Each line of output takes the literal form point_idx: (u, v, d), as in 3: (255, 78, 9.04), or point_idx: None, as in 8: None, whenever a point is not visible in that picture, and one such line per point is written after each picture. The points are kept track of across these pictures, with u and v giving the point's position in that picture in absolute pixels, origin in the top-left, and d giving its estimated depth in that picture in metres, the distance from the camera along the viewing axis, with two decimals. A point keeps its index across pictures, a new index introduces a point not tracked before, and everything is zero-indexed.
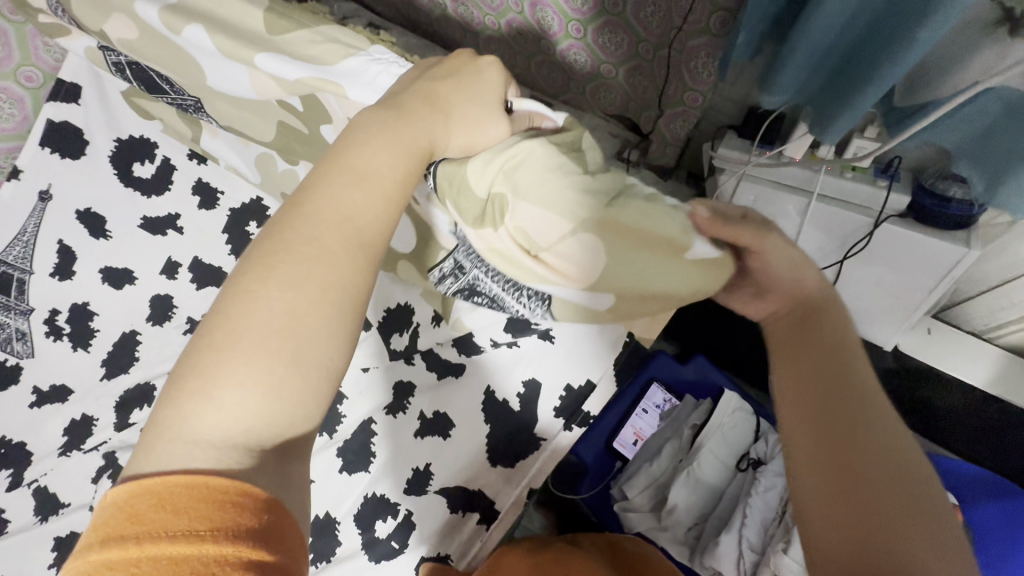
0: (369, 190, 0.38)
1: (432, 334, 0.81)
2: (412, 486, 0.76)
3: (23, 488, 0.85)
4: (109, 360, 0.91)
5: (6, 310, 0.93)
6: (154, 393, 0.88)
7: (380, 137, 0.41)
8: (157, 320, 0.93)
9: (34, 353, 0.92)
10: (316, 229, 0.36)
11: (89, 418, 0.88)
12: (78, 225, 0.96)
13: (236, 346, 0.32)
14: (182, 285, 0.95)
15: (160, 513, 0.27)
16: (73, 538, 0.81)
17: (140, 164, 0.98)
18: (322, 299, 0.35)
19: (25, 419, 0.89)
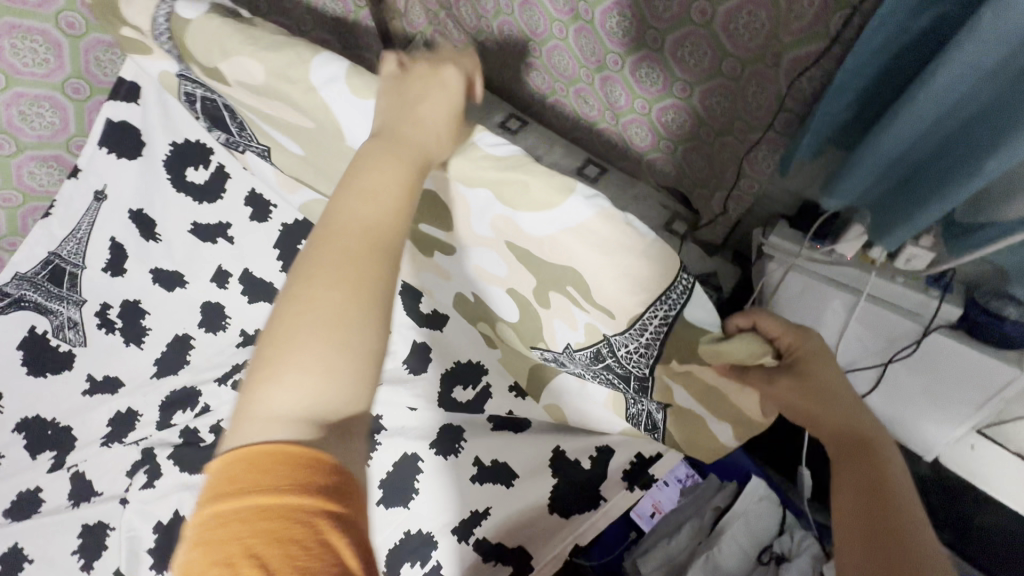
0: (380, 197, 0.43)
1: (506, 400, 0.86)
2: (460, 527, 0.79)
3: (62, 472, 0.89)
4: (163, 358, 0.96)
5: (59, 300, 0.96)
6: (198, 398, 0.92)
7: (381, 156, 0.46)
8: (211, 328, 0.98)
9: (88, 342, 0.96)
10: (341, 242, 0.41)
11: (135, 411, 0.93)
12: (131, 226, 0.98)
13: (281, 347, 0.38)
14: (233, 294, 0.99)
15: (254, 471, 0.32)
16: (100, 529, 0.84)
17: (194, 170, 0.97)
18: (357, 296, 0.40)
19: (75, 403, 0.93)
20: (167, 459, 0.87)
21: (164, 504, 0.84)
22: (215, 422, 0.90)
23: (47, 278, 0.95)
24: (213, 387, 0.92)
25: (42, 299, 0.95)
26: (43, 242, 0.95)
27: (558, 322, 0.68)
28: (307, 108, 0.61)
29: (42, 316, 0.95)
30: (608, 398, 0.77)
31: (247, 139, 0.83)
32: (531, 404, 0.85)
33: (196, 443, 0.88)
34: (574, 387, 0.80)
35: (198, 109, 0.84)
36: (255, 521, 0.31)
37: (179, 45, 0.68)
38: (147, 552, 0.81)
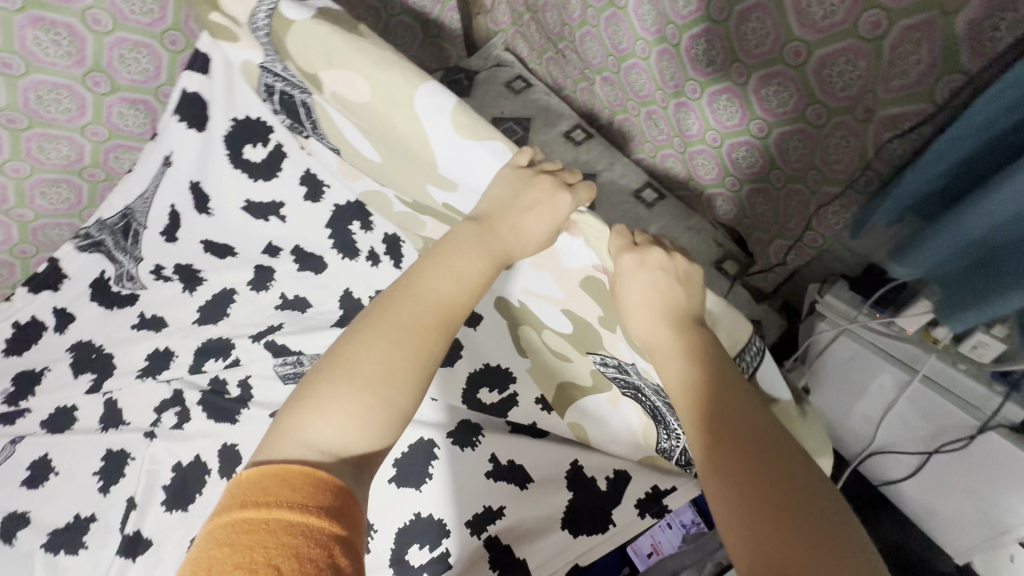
0: (455, 282, 0.52)
1: (533, 411, 0.88)
2: (474, 521, 0.81)
3: (98, 395, 0.94)
4: (206, 307, 1.00)
5: (123, 251, 1.02)
6: (232, 350, 0.96)
7: (462, 246, 0.54)
8: (257, 287, 1.01)
9: (148, 289, 1.02)
10: (413, 312, 0.49)
11: (172, 351, 0.97)
12: (190, 198, 1.03)
13: (333, 385, 0.45)
14: (284, 263, 1.03)
15: (281, 488, 0.37)
16: (122, 456, 0.88)
17: (253, 146, 0.99)
18: (409, 363, 0.47)
19: (122, 334, 0.99)
20: (196, 404, 0.91)
21: (188, 447, 0.88)
22: (243, 376, 0.93)
23: (120, 231, 1.02)
24: (247, 343, 0.96)
25: (111, 249, 1.02)
26: (126, 196, 1.02)
27: (621, 346, 0.66)
28: (397, 131, 0.64)
29: (110, 262, 1.02)
30: (640, 423, 0.78)
31: (315, 133, 0.86)
32: (556, 419, 0.87)
33: (223, 394, 0.92)
34: (604, 405, 0.82)
35: (276, 104, 0.87)
36: (277, 534, 0.34)
37: (280, 53, 0.72)
38: (163, 488, 0.85)
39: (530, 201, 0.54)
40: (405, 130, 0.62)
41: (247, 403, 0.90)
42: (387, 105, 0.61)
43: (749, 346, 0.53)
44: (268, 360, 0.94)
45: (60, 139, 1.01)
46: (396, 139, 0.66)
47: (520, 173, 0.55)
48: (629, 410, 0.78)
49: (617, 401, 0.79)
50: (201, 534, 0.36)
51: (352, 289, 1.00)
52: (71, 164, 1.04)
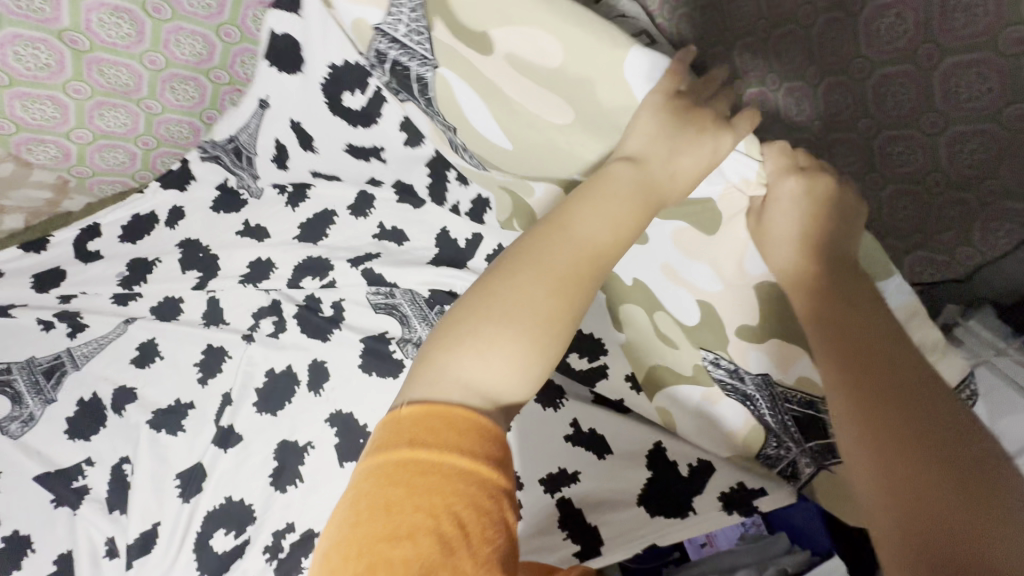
0: (612, 220, 0.44)
1: (620, 388, 0.87)
2: (547, 480, 0.82)
3: (201, 292, 0.98)
4: (308, 226, 1.02)
5: (241, 167, 1.07)
6: (328, 272, 0.97)
7: (621, 183, 0.46)
8: (356, 212, 1.01)
9: (262, 198, 1.06)
10: (562, 254, 0.42)
11: (273, 264, 1.00)
12: (292, 134, 0.99)
13: (484, 324, 0.39)
14: (384, 192, 1.00)
15: (450, 431, 0.35)
16: (220, 353, 0.92)
17: (350, 94, 0.89)
18: (564, 307, 0.40)
19: (226, 239, 1.03)
20: (292, 316, 0.94)
21: (281, 355, 0.91)
22: (337, 299, 0.95)
23: (233, 153, 1.06)
24: (345, 268, 0.97)
25: (230, 167, 1.07)
26: (235, 121, 1.03)
27: (756, 355, 0.66)
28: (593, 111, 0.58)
29: (230, 173, 1.07)
30: (738, 424, 0.76)
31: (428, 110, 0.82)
32: (644, 400, 0.85)
33: (316, 312, 0.94)
34: (697, 402, 0.80)
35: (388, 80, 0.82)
36: (452, 482, 0.33)
37: (429, 17, 0.64)
38: (256, 390, 0.89)
39: (693, 146, 0.49)
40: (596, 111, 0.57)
41: (339, 324, 0.93)
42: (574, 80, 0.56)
43: (963, 386, 0.55)
44: (362, 288, 0.95)
45: (196, 36, 0.98)
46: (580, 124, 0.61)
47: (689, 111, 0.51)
48: (727, 410, 0.76)
49: (715, 399, 0.77)
50: (369, 462, 0.35)
51: (449, 229, 0.96)
52: (201, 63, 1.02)
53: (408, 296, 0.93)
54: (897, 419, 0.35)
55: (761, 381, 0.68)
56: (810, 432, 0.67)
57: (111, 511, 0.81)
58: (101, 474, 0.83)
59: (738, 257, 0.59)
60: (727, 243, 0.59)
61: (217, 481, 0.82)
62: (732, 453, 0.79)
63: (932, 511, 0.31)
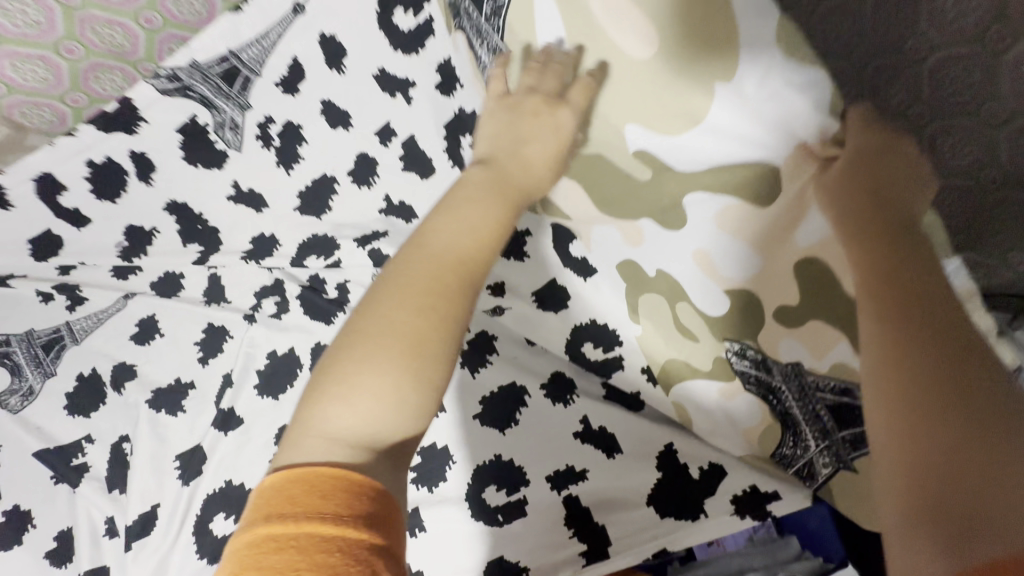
0: (466, 233, 0.50)
1: (636, 382, 0.84)
2: (555, 477, 0.79)
3: (203, 269, 0.95)
4: (307, 196, 0.95)
5: (225, 97, 0.90)
6: (334, 251, 0.93)
7: (476, 197, 0.53)
8: (358, 181, 0.94)
9: (242, 150, 0.93)
10: (420, 277, 0.48)
11: (275, 240, 0.96)
12: (317, 49, 0.88)
13: (346, 371, 0.45)
14: (391, 155, 0.92)
15: (309, 497, 0.35)
16: (221, 332, 0.89)
17: (403, 13, 0.84)
18: (425, 335, 0.46)
19: (218, 205, 0.96)
20: (295, 297, 0.90)
21: (283, 337, 0.88)
22: (342, 279, 0.91)
23: (220, 74, 0.89)
24: (351, 248, 0.92)
25: (210, 94, 0.90)
26: (227, 36, 0.87)
27: (789, 342, 0.60)
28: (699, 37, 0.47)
29: (207, 108, 0.91)
30: (757, 423, 0.72)
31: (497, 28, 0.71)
32: (660, 394, 0.82)
33: (320, 292, 0.91)
34: (714, 399, 0.76)
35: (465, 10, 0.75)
36: (311, 552, 0.33)
37: None
38: (257, 371, 0.86)
39: (534, 140, 0.60)
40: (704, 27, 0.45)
41: (343, 306, 0.88)
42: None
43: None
44: (368, 269, 0.91)
45: None
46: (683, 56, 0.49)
47: (538, 105, 0.61)
48: (745, 407, 0.72)
49: (732, 395, 0.73)
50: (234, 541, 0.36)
51: None
52: (199, 23, 0.96)
53: None
54: (922, 350, 0.37)
55: (790, 368, 0.62)
56: (845, 423, 0.59)
57: (111, 490, 0.80)
58: (100, 453, 0.82)
59: (784, 228, 0.52)
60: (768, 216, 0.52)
61: (217, 463, 0.80)
62: (747, 456, 0.76)
63: (937, 449, 0.34)
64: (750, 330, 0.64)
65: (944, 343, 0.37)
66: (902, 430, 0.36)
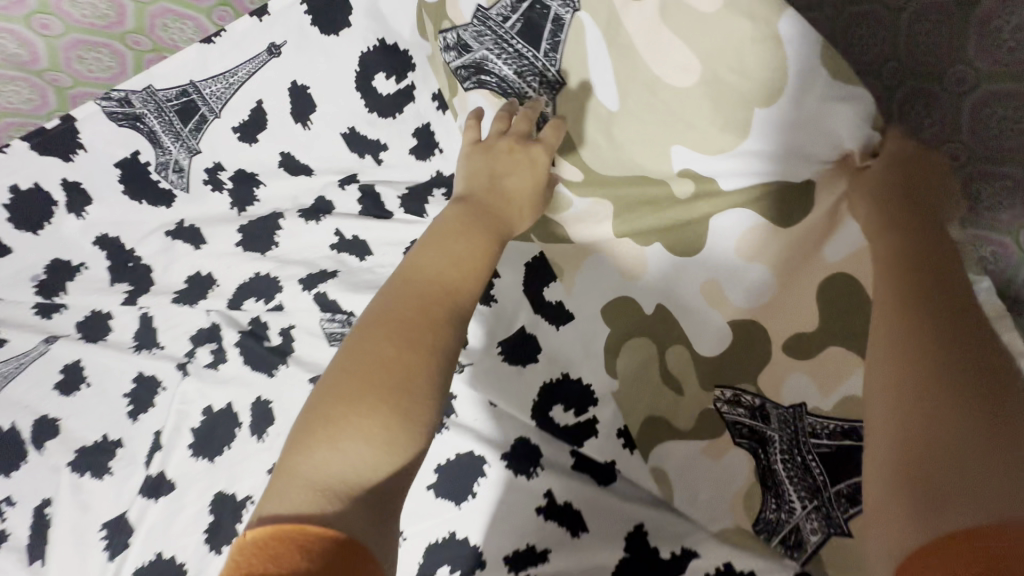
0: (463, 257, 0.54)
1: (610, 447, 0.74)
2: (513, 558, 0.72)
3: (132, 309, 0.86)
4: (251, 235, 0.88)
5: (175, 137, 0.91)
6: (275, 294, 0.84)
7: (461, 233, 0.57)
8: (307, 216, 0.87)
9: (189, 191, 0.92)
10: (406, 309, 0.49)
11: (212, 279, 0.87)
12: (287, 101, 0.89)
13: (332, 413, 0.45)
14: (347, 198, 0.88)
15: (277, 550, 0.37)
16: (153, 383, 0.81)
17: (384, 78, 0.88)
18: (418, 362, 0.47)
19: (155, 242, 0.91)
20: (233, 345, 0.81)
21: (221, 392, 0.79)
22: (286, 325, 0.82)
23: (176, 109, 0.90)
24: (297, 294, 0.83)
25: (160, 128, 0.90)
26: (189, 69, 0.88)
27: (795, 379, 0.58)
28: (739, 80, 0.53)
29: (152, 146, 0.91)
30: (744, 484, 0.64)
31: (541, 61, 0.70)
32: (637, 463, 0.72)
33: (261, 340, 0.81)
34: (697, 455, 0.68)
35: (505, 34, 0.72)
36: None
37: None
38: (190, 431, 0.78)
39: (511, 180, 0.65)
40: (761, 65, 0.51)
41: (286, 358, 0.80)
42: (782, 52, 0.49)
43: None
44: (314, 315, 0.81)
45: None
46: (728, 112, 0.55)
47: (513, 153, 0.67)
48: (734, 466, 0.65)
49: (720, 454, 0.66)
50: None
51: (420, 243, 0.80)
52: (110, 27, 0.93)
53: None
54: (935, 332, 0.38)
55: (792, 412, 0.59)
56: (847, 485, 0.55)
57: (31, 561, 0.73)
58: (22, 517, 0.76)
59: (816, 241, 0.55)
60: (798, 229, 0.55)
61: (147, 534, 0.73)
62: (727, 536, 0.66)
63: (923, 415, 0.35)
64: (750, 377, 0.62)
65: (960, 335, 0.37)
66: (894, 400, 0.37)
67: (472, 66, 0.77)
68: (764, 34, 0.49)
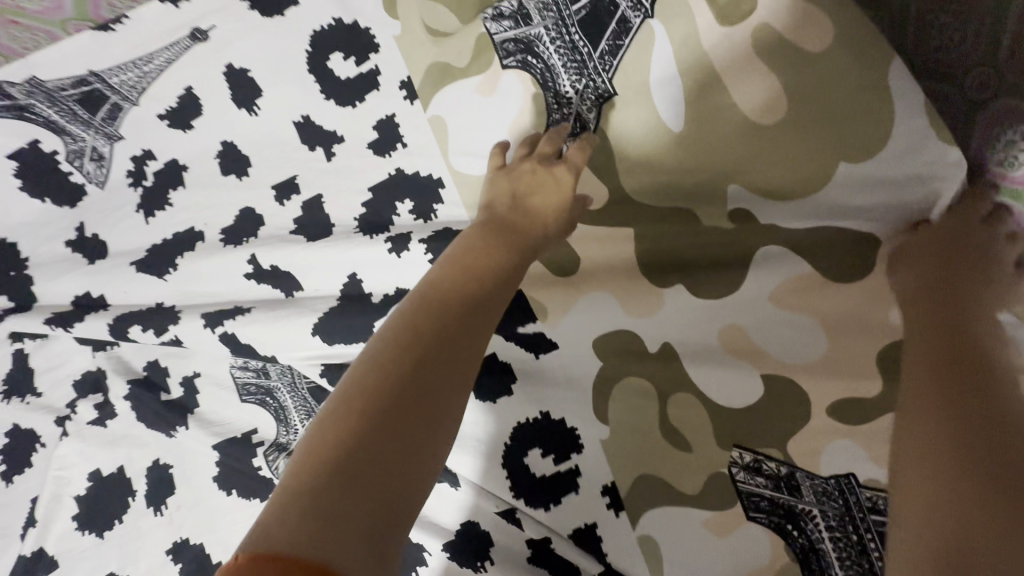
0: (491, 262, 0.45)
1: (588, 510, 0.57)
2: None
3: (4, 343, 0.73)
4: (155, 252, 0.70)
5: (83, 122, 0.70)
6: (171, 326, 0.67)
7: (490, 237, 0.48)
8: (229, 242, 0.69)
9: (106, 187, 0.72)
10: (425, 314, 0.39)
11: (104, 302, 0.71)
12: (225, 87, 0.68)
13: (334, 418, 0.33)
14: (283, 218, 0.68)
15: None
16: (32, 439, 0.71)
17: (342, 58, 0.67)
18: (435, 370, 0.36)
19: (51, 252, 0.74)
20: (121, 399, 0.69)
21: (111, 454, 0.67)
22: (189, 372, 0.68)
23: (78, 97, 0.69)
24: (200, 335, 0.66)
25: (62, 116, 0.70)
26: (87, 54, 0.68)
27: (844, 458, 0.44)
28: (841, 101, 0.42)
29: (56, 134, 0.70)
30: (767, 565, 0.46)
31: (597, 64, 0.54)
32: (624, 529, 0.55)
33: (158, 392, 0.68)
34: (699, 528, 0.50)
35: (568, 19, 0.55)
36: None
37: None
38: (72, 499, 0.67)
39: (546, 185, 0.53)
40: (876, 116, 0.41)
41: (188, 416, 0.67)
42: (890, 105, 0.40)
43: None
44: (225, 362, 0.67)
45: None
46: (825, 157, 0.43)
47: (537, 175, 0.53)
48: (752, 545, 0.47)
49: (729, 530, 0.48)
50: None
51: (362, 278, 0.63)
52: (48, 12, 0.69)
53: (285, 378, 0.64)
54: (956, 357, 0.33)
55: (837, 483, 0.44)
56: None
57: None
58: None
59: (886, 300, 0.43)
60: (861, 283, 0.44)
61: None
62: None
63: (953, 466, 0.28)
64: (778, 440, 0.47)
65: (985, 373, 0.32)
66: (913, 443, 0.30)
67: (522, 42, 0.57)
68: (873, 80, 0.41)
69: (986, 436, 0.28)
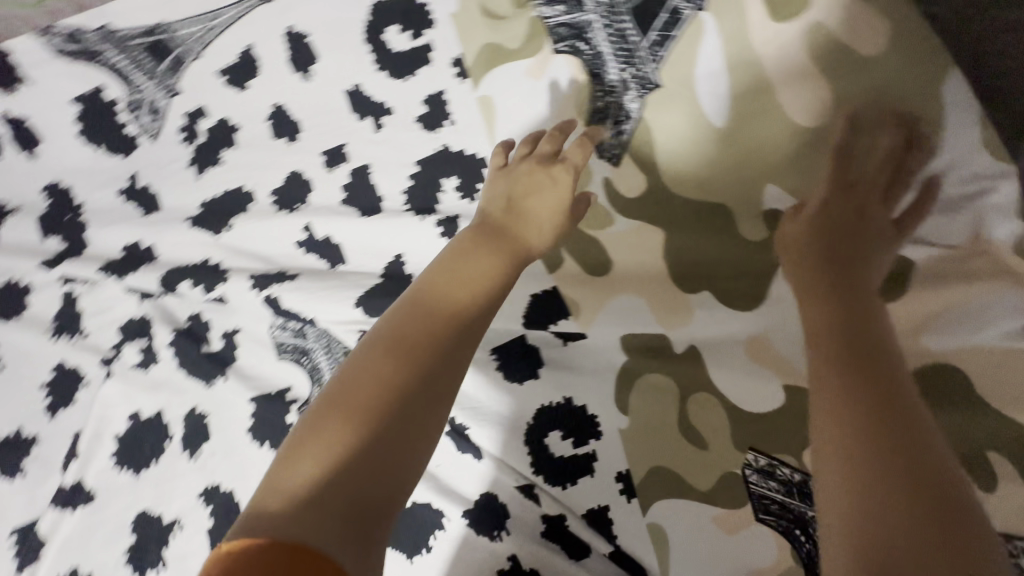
0: (470, 269, 0.48)
1: (602, 495, 0.59)
2: None
3: (54, 284, 0.76)
4: (207, 210, 0.73)
5: (145, 73, 0.71)
6: (218, 283, 0.71)
7: (469, 244, 0.50)
8: (281, 205, 0.71)
9: (159, 140, 0.73)
10: (409, 327, 0.43)
11: (151, 253, 0.74)
12: (283, 50, 0.69)
13: (319, 429, 0.38)
14: (331, 183, 0.70)
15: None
16: (75, 378, 0.74)
17: (399, 31, 0.67)
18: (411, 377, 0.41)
19: (101, 201, 0.75)
20: (166, 346, 0.71)
21: (152, 398, 0.70)
22: (231, 327, 0.71)
23: (145, 47, 0.69)
24: (245, 293, 0.69)
25: (124, 66, 0.70)
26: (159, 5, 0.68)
27: None
28: (893, 116, 0.44)
29: (118, 81, 0.70)
30: (771, 563, 0.49)
31: (644, 52, 0.55)
32: (635, 514, 0.57)
33: (199, 343, 0.71)
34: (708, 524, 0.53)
35: (619, 7, 0.55)
36: None
37: None
38: (112, 439, 0.70)
39: (540, 188, 0.55)
40: (920, 137, 0.44)
41: (225, 368, 0.69)
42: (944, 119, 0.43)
43: None
44: (265, 319, 0.69)
45: None
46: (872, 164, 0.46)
47: (534, 175, 0.56)
48: (758, 544, 0.50)
49: (734, 529, 0.52)
50: None
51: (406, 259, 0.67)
52: None
53: (323, 342, 0.66)
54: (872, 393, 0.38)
55: None
56: None
57: None
58: None
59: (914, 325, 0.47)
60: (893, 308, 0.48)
61: (60, 546, 0.67)
62: None
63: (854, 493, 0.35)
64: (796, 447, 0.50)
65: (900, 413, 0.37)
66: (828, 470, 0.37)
67: (573, 27, 0.58)
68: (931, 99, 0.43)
69: (882, 474, 0.34)
